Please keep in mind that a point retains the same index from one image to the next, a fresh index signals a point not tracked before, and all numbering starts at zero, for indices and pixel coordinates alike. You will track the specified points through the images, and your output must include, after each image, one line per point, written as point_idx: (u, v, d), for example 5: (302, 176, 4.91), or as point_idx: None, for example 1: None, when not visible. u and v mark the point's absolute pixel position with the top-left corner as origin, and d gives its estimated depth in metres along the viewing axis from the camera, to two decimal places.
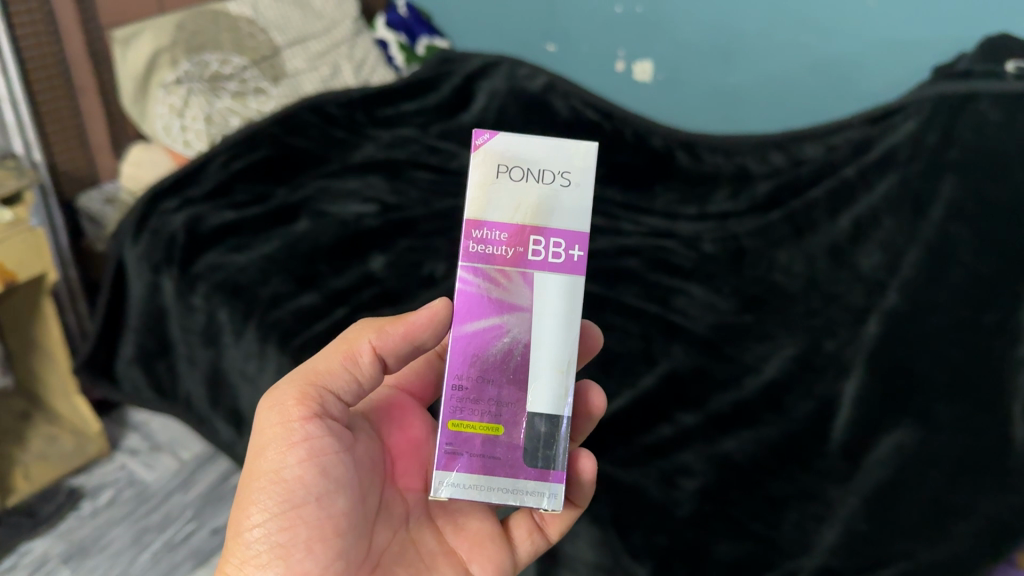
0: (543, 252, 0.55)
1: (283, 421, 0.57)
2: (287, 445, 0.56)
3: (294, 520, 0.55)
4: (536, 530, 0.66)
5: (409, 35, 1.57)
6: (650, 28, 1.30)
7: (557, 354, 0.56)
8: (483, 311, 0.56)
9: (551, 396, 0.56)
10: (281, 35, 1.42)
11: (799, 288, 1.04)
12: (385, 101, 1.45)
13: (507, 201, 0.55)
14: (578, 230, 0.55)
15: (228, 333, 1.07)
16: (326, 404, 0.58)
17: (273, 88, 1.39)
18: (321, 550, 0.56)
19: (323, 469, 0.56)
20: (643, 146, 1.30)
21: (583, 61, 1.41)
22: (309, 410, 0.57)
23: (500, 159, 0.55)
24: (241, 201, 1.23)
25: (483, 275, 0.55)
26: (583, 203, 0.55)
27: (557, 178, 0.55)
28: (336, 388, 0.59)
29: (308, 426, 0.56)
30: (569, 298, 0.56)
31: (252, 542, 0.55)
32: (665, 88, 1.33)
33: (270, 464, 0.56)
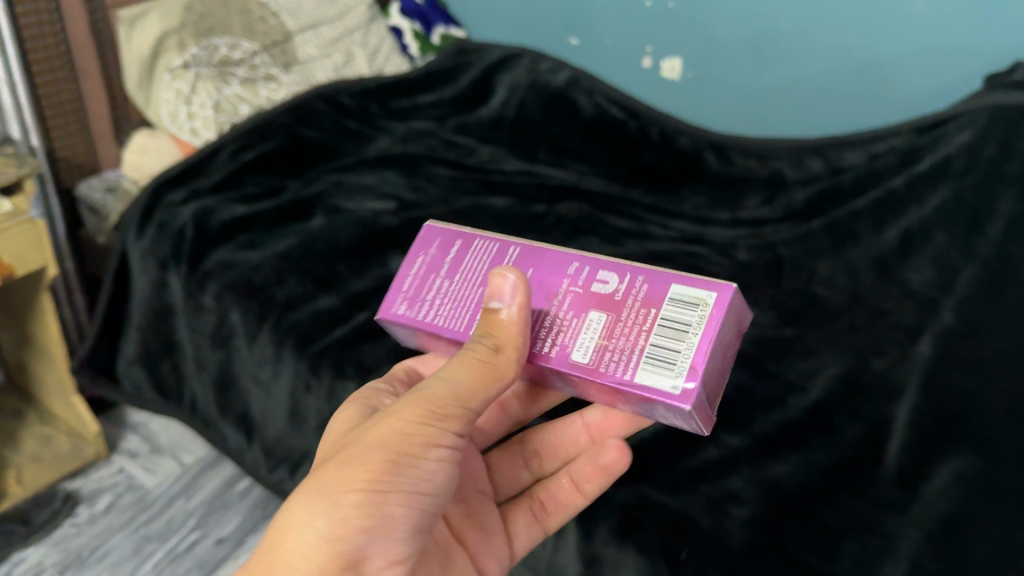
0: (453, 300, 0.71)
1: (439, 425, 0.55)
2: (438, 462, 0.56)
3: (412, 508, 0.54)
4: (535, 525, 0.75)
5: (425, 23, 1.49)
6: (683, 25, 1.24)
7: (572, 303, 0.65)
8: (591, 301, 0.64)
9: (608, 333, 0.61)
10: (293, 21, 1.34)
11: (842, 301, 0.99)
12: (400, 92, 1.39)
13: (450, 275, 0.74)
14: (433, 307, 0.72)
15: (241, 336, 1.01)
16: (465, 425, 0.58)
17: (284, 74, 1.33)
18: (410, 542, 0.55)
19: (449, 471, 0.57)
20: (671, 146, 1.25)
21: (609, 56, 1.36)
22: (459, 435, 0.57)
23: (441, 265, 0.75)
24: (252, 193, 1.18)
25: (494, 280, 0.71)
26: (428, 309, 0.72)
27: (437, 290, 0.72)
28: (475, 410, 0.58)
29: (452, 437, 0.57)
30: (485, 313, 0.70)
31: (359, 513, 0.52)
32: (695, 86, 1.28)
33: (420, 477, 0.54)
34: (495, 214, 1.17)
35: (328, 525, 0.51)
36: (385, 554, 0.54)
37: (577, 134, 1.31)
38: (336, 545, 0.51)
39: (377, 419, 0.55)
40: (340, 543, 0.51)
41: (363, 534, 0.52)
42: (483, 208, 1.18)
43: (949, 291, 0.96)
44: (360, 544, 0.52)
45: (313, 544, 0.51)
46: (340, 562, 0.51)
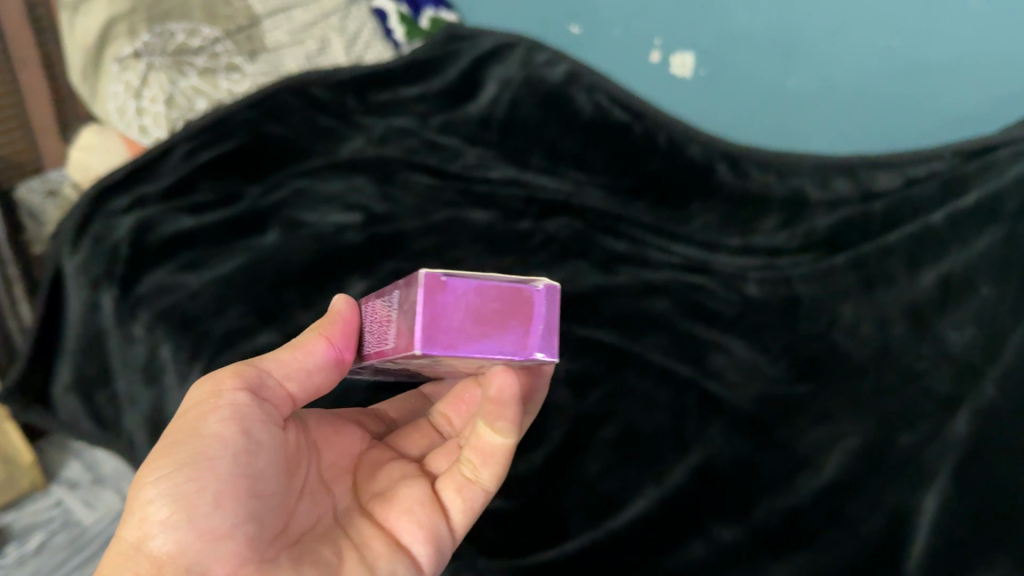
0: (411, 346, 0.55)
1: (209, 388, 0.55)
2: (208, 408, 0.54)
3: (205, 475, 0.52)
4: (466, 486, 0.62)
5: (413, 5, 1.34)
6: (695, 17, 1.09)
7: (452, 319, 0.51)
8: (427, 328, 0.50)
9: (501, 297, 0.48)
10: (261, 3, 1.20)
11: (866, 356, 0.85)
12: (380, 85, 1.24)
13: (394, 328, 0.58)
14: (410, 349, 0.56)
15: (172, 374, 0.89)
16: (263, 379, 0.57)
17: (250, 63, 1.19)
18: (229, 506, 0.51)
19: (246, 430, 0.54)
20: (681, 155, 1.11)
21: (615, 47, 1.19)
22: (242, 380, 0.56)
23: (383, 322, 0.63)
24: (203, 201, 1.05)
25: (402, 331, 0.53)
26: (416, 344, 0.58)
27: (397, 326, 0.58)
28: (275, 369, 0.58)
29: (236, 393, 0.55)
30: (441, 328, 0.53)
31: (153, 508, 0.51)
32: (708, 86, 1.13)
33: (189, 425, 0.54)
34: (474, 231, 1.04)
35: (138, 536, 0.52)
36: (194, 530, 0.51)
37: (575, 138, 1.16)
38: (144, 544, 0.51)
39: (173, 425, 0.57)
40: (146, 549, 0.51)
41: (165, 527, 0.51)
42: (462, 224, 1.05)
43: (994, 357, 0.81)
44: (165, 534, 0.51)
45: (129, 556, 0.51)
46: (153, 559, 0.51)
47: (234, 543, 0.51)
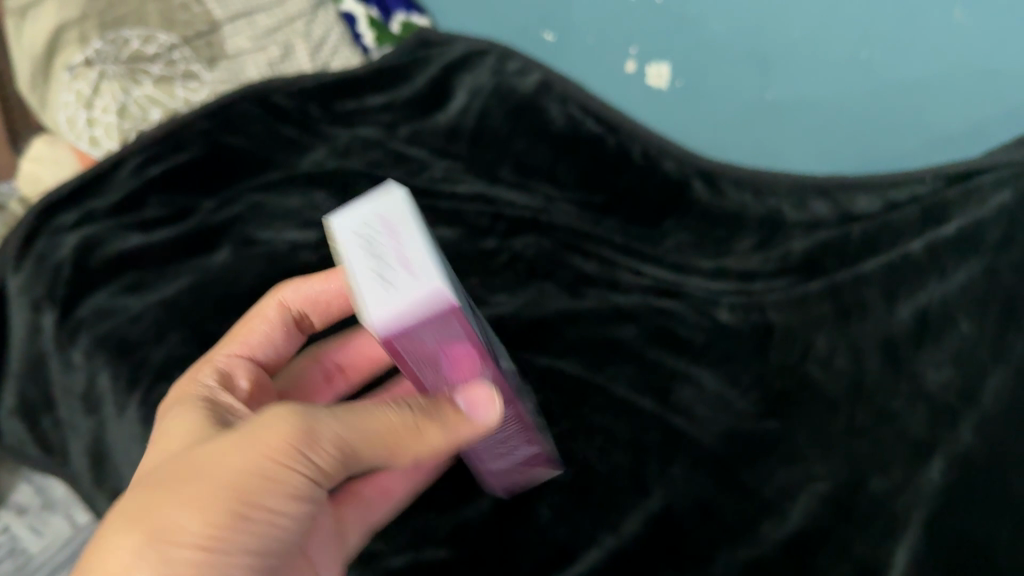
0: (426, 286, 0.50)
1: (284, 457, 0.54)
2: (269, 482, 0.54)
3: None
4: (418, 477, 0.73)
5: (384, 10, 1.28)
6: (671, 27, 1.04)
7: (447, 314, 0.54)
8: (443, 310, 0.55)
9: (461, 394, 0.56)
10: (220, 8, 1.15)
11: (839, 391, 0.81)
12: (346, 95, 1.19)
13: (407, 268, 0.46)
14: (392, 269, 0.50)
15: (111, 403, 0.85)
16: (337, 459, 0.56)
17: (209, 70, 1.14)
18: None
19: (292, 510, 0.55)
20: (656, 172, 1.07)
21: (590, 56, 1.14)
22: (316, 459, 0.55)
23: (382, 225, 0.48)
24: (153, 217, 1.00)
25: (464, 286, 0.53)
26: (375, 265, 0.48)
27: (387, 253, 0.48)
28: (359, 451, 0.57)
29: (303, 472, 0.55)
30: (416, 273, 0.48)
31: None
32: (686, 98, 1.08)
33: (247, 494, 0.53)
34: (437, 250, 1.00)
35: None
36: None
37: (546, 150, 1.12)
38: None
39: (189, 462, 0.54)
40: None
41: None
42: None
43: (973, 399, 0.76)
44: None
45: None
46: None
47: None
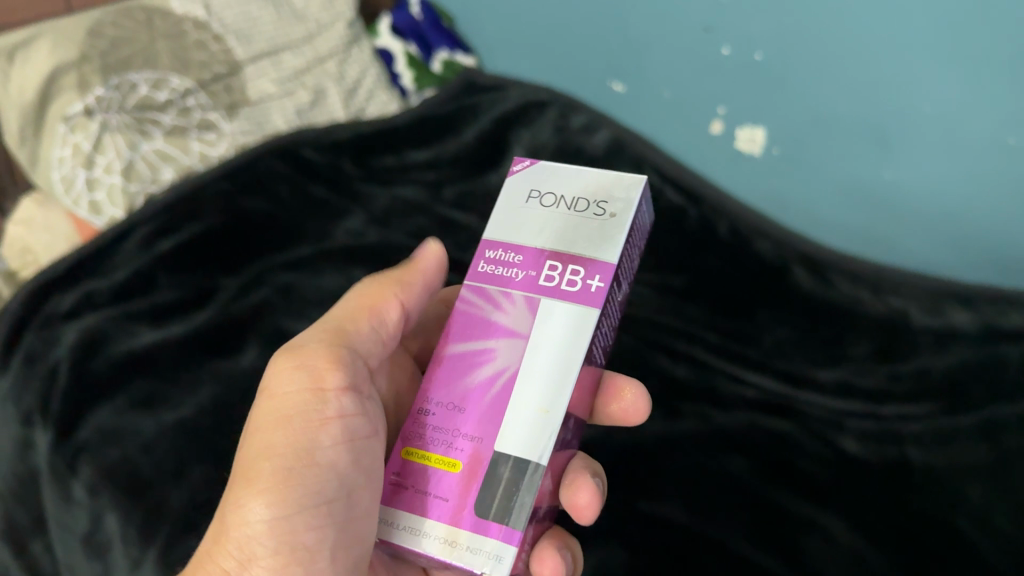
0: (557, 278, 0.51)
1: (308, 386, 0.52)
2: (314, 421, 0.51)
3: (325, 524, 0.50)
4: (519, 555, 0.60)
5: (425, 47, 1.14)
6: (771, 87, 0.90)
7: (536, 237, 0.53)
8: (475, 333, 0.52)
9: (522, 440, 0.47)
10: (243, 47, 1.01)
11: (1001, 558, 0.68)
12: (385, 150, 1.04)
13: (533, 218, 0.54)
14: (579, 252, 0.51)
15: (116, 556, 0.69)
16: (348, 368, 0.53)
17: (228, 119, 0.99)
18: (340, 556, 0.51)
19: (329, 447, 0.51)
20: (747, 252, 0.93)
21: (665, 115, 1.01)
22: (339, 381, 0.53)
23: (535, 185, 0.55)
24: (168, 303, 0.85)
25: (486, 296, 0.52)
26: (575, 227, 0.52)
27: (592, 207, 0.53)
28: (362, 349, 0.55)
29: (340, 399, 0.52)
30: (565, 235, 0.52)
31: (262, 549, 0.50)
32: (781, 169, 0.94)
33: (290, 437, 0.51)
34: None
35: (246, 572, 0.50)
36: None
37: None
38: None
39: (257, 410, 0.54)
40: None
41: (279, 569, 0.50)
42: None
43: None
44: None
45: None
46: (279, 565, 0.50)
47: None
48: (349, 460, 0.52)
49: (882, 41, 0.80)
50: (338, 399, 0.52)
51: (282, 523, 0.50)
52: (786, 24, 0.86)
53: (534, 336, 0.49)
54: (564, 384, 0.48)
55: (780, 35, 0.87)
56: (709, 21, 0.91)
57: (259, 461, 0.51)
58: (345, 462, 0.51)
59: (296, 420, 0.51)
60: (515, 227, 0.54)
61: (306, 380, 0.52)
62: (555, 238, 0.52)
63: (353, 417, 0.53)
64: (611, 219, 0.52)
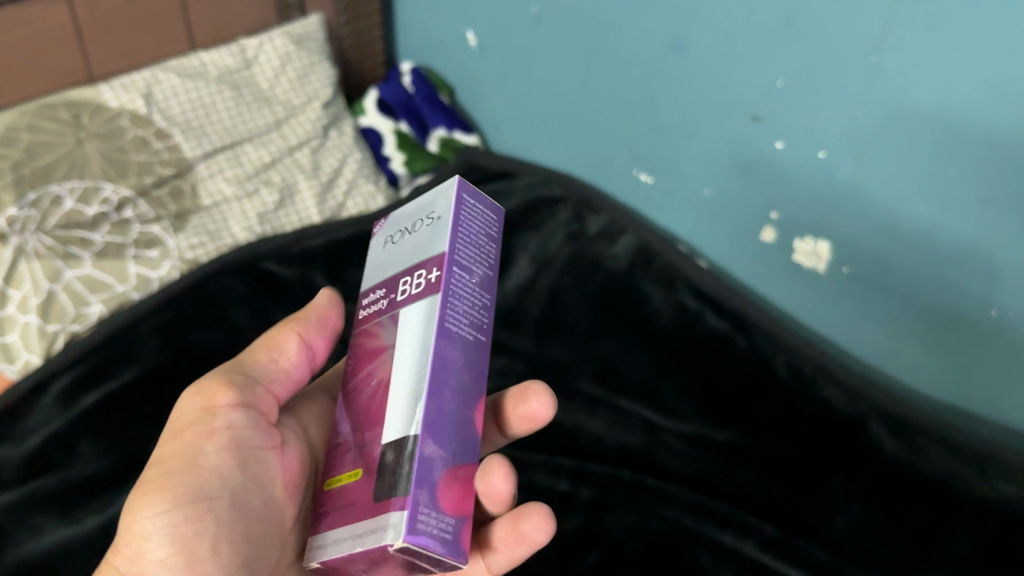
0: (409, 287, 0.39)
1: (199, 402, 0.44)
2: (203, 433, 0.43)
3: (206, 517, 0.42)
4: None
5: (418, 124, 0.97)
6: (843, 193, 0.71)
7: (404, 259, 0.41)
8: (364, 364, 0.40)
9: (398, 422, 0.36)
10: (192, 142, 0.84)
11: None
12: (366, 259, 0.86)
13: (380, 263, 0.43)
14: (423, 253, 0.39)
15: None
16: (254, 392, 0.45)
17: (174, 229, 0.82)
18: (227, 552, 0.42)
19: (242, 463, 0.43)
20: (809, 401, 0.74)
21: (706, 215, 0.82)
22: (234, 398, 0.44)
23: (390, 230, 0.44)
24: (83, 476, 0.69)
25: (362, 337, 0.41)
26: (410, 244, 0.41)
27: (422, 222, 0.41)
28: (264, 376, 0.46)
29: (231, 417, 0.43)
30: (416, 247, 0.40)
31: (152, 545, 0.41)
32: (852, 292, 0.74)
33: (179, 448, 0.43)
34: None
35: (130, 560, 0.42)
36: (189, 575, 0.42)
37: (644, 360, 0.78)
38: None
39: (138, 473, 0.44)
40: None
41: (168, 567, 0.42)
42: None
43: None
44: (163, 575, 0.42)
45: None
46: None
47: None
48: (234, 461, 0.43)
49: (988, 144, 0.61)
50: (228, 412, 0.43)
51: (159, 518, 0.42)
52: (860, 116, 0.67)
53: (398, 345, 0.38)
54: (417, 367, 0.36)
55: (852, 131, 0.68)
56: (761, 108, 0.73)
57: (145, 483, 0.43)
58: (230, 470, 0.43)
59: (185, 430, 0.43)
60: (368, 276, 0.43)
61: (198, 401, 0.44)
62: (405, 257, 0.41)
63: (245, 433, 0.44)
64: (436, 224, 0.40)
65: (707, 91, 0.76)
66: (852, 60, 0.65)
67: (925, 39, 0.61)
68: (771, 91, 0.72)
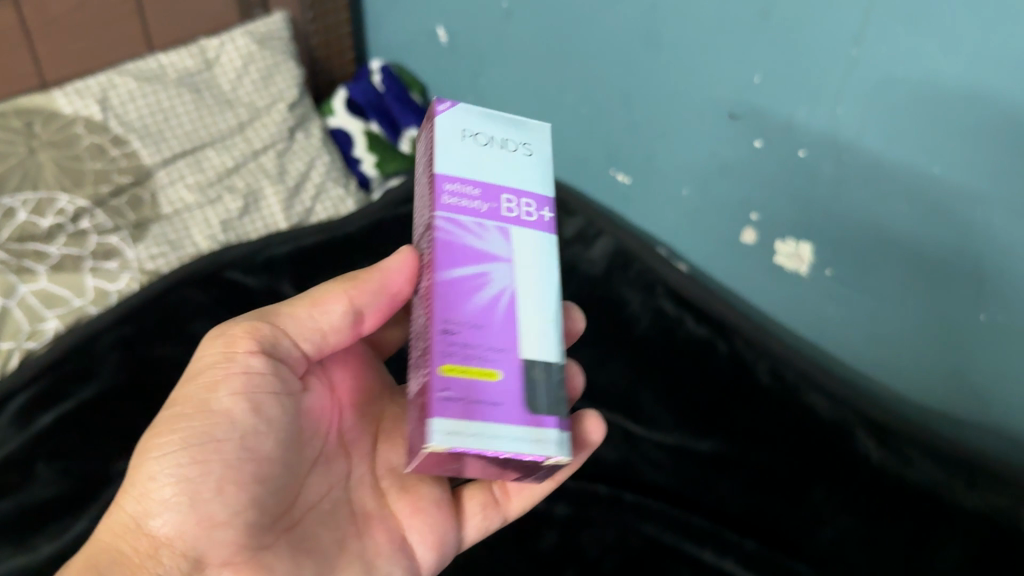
0: (515, 209, 0.43)
1: (223, 348, 0.46)
2: (220, 377, 0.46)
3: (212, 459, 0.44)
4: (490, 508, 0.53)
5: (389, 124, 0.93)
6: (825, 193, 0.69)
7: (511, 179, 0.44)
8: (462, 258, 0.41)
9: (550, 342, 0.41)
10: (151, 149, 0.81)
11: None
12: (334, 267, 0.83)
13: (470, 163, 0.43)
14: (543, 190, 0.44)
15: None
16: (279, 344, 0.47)
17: (133, 239, 0.79)
18: (232, 494, 0.44)
19: (255, 407, 0.45)
20: (792, 409, 0.71)
21: (685, 216, 0.79)
22: (256, 343, 0.46)
23: (464, 123, 0.44)
24: (40, 502, 0.66)
25: (460, 224, 0.41)
26: (515, 166, 0.44)
27: (518, 147, 0.45)
28: (294, 330, 0.48)
29: (252, 361, 0.46)
30: (538, 177, 0.45)
31: (157, 486, 0.44)
32: (836, 295, 0.72)
33: (196, 393, 0.46)
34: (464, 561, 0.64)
35: (137, 504, 0.44)
36: (195, 512, 0.44)
37: (621, 369, 0.75)
38: (144, 523, 0.44)
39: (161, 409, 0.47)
40: (149, 532, 0.44)
41: (173, 509, 0.44)
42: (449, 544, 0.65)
43: None
44: (170, 515, 0.44)
45: (124, 529, 0.44)
46: (159, 536, 0.44)
47: (233, 533, 0.44)
48: (247, 403, 0.45)
49: (971, 142, 0.58)
50: (246, 356, 0.46)
51: (172, 458, 0.44)
52: (840, 114, 0.64)
53: (517, 261, 0.42)
54: (554, 288, 0.43)
55: (832, 129, 0.66)
56: (737, 105, 0.70)
57: (163, 426, 0.45)
58: (242, 414, 0.45)
59: (202, 374, 0.46)
60: (445, 159, 0.42)
61: (220, 345, 0.46)
62: (520, 184, 0.44)
63: (263, 381, 0.46)
64: (539, 159, 0.45)
65: (682, 89, 0.73)
66: (831, 56, 0.62)
67: (903, 34, 0.58)
68: (747, 87, 0.69)
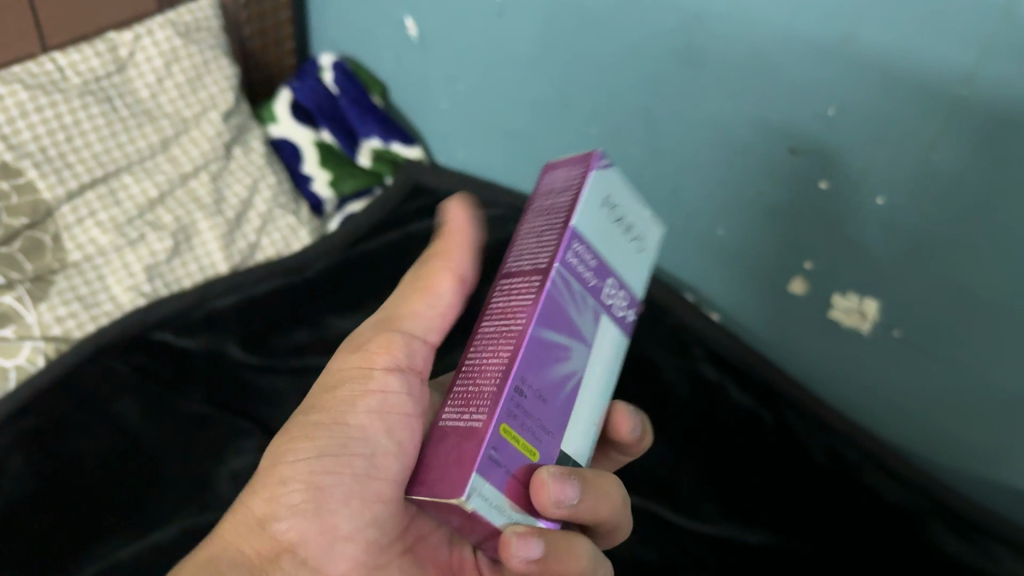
0: (615, 300, 0.33)
1: (360, 357, 0.38)
2: (363, 387, 0.38)
3: (345, 471, 0.37)
4: None
5: (346, 133, 0.79)
6: (904, 248, 0.57)
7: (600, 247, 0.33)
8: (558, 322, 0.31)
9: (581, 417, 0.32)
10: (51, 178, 0.63)
11: None
12: (292, 321, 0.68)
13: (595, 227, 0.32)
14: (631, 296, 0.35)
15: None
16: (413, 348, 0.38)
17: (33, 298, 0.62)
18: (358, 507, 0.37)
19: (391, 427, 0.37)
20: (853, 495, 0.61)
21: (715, 256, 0.68)
22: (392, 359, 0.38)
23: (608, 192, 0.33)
24: None
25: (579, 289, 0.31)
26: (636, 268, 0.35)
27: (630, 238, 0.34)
28: (415, 329, 0.38)
29: (395, 377, 0.38)
30: (600, 234, 0.32)
31: (284, 490, 0.37)
32: (905, 357, 0.62)
33: (339, 403, 0.38)
34: None
35: (258, 501, 0.38)
36: (321, 525, 0.37)
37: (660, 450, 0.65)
38: (265, 524, 0.38)
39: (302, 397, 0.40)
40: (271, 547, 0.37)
41: (303, 520, 0.37)
42: None
43: None
44: (295, 520, 0.37)
45: (245, 529, 0.38)
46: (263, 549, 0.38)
47: (354, 549, 0.38)
48: (393, 422, 0.38)
49: None
50: (383, 375, 0.38)
51: (306, 464, 0.37)
52: (934, 160, 0.52)
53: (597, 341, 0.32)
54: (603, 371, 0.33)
55: (920, 177, 0.54)
56: (798, 139, 0.58)
57: (304, 428, 0.38)
58: (382, 431, 0.37)
59: (341, 385, 0.38)
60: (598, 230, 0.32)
61: (356, 354, 0.38)
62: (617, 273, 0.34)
63: (412, 405, 0.38)
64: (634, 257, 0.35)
65: (721, 115, 0.61)
66: (931, 90, 0.51)
67: None
68: (813, 121, 0.57)
